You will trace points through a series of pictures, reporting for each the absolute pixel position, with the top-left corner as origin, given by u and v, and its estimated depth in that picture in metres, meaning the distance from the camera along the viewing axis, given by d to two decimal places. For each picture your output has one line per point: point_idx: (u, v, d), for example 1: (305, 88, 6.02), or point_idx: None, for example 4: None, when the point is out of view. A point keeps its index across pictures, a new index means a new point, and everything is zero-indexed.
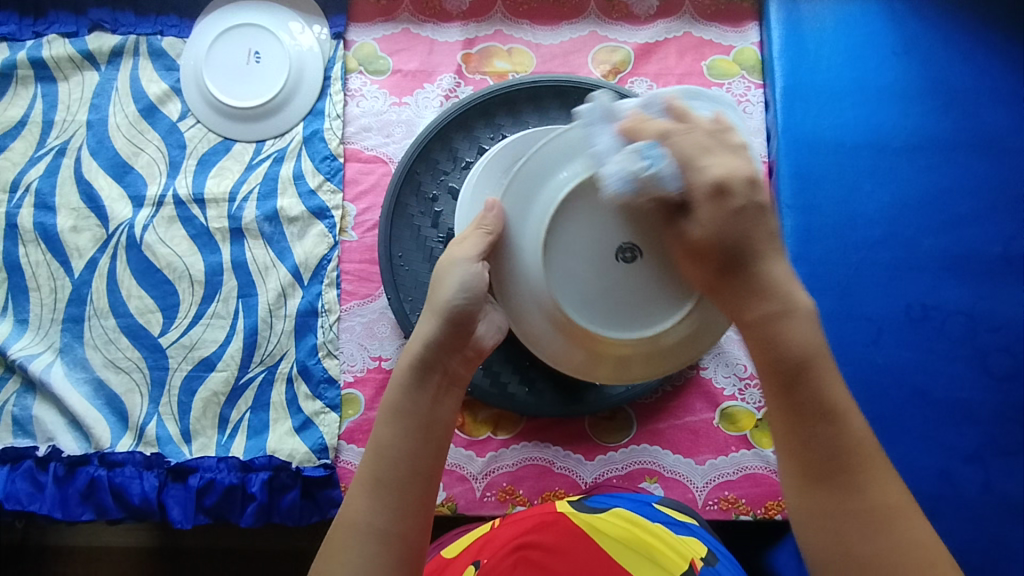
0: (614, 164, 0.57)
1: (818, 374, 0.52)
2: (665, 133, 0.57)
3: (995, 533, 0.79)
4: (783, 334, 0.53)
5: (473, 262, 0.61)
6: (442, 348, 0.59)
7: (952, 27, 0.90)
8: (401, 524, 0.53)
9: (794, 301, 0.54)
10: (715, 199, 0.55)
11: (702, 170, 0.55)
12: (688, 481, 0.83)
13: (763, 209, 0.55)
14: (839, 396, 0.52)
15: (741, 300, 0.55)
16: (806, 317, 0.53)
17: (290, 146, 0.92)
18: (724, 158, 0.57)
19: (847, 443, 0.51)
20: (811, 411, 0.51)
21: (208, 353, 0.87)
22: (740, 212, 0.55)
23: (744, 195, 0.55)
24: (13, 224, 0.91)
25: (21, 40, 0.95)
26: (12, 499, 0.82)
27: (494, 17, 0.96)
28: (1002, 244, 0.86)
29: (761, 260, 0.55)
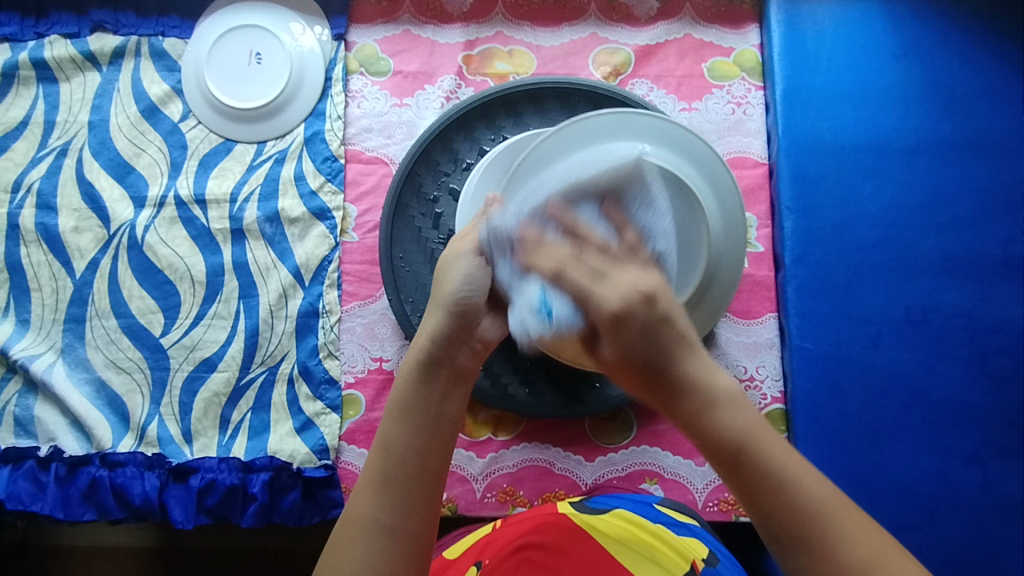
0: (515, 317, 0.55)
1: (757, 455, 0.49)
2: (556, 272, 0.53)
3: (993, 534, 0.79)
4: (714, 424, 0.50)
5: (477, 254, 0.59)
6: (449, 341, 0.58)
7: (953, 29, 0.90)
8: (408, 521, 0.53)
9: (716, 387, 0.52)
10: (615, 328, 0.51)
11: (599, 305, 0.51)
12: (688, 483, 0.83)
13: (669, 316, 0.51)
14: (788, 468, 0.49)
15: (670, 410, 0.52)
16: (733, 399, 0.51)
17: (292, 147, 0.92)
18: (618, 280, 0.52)
19: (807, 508, 0.48)
20: (760, 493, 0.49)
21: (209, 353, 0.87)
22: (645, 331, 0.51)
23: (645, 315, 0.51)
24: (15, 224, 0.91)
25: (23, 41, 0.95)
26: (14, 499, 0.82)
27: (495, 18, 0.96)
28: (1002, 246, 0.86)
29: (677, 363, 0.51)
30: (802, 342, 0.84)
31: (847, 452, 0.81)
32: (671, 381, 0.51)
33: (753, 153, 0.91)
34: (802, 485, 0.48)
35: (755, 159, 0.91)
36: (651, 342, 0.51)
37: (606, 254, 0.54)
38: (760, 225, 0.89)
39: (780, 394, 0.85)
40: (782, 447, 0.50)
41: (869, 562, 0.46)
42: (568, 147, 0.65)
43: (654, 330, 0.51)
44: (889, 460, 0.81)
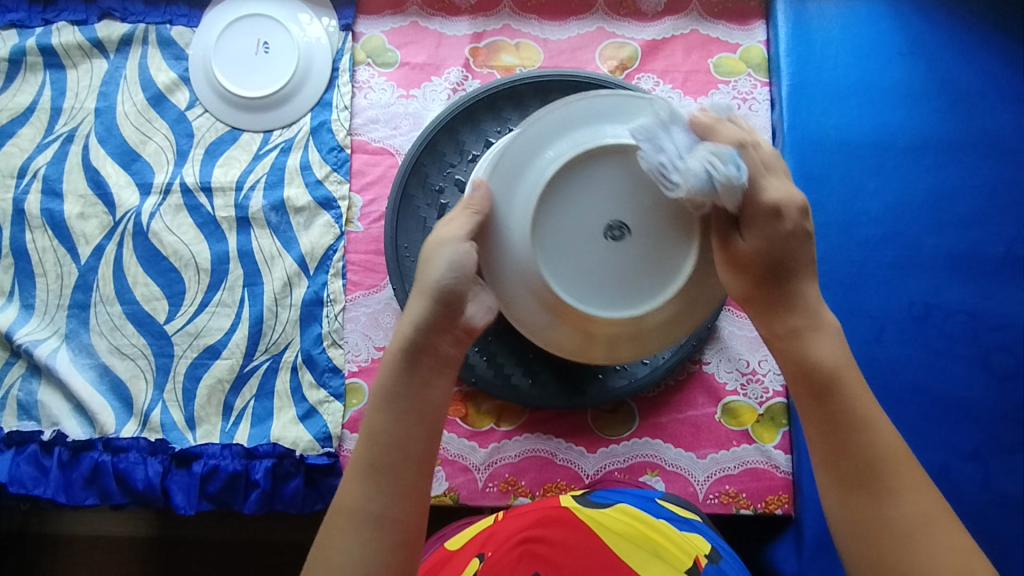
0: (699, 160, 0.54)
1: (846, 388, 0.56)
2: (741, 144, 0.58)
3: (994, 530, 0.79)
4: (813, 348, 0.57)
5: (461, 241, 0.58)
6: (431, 330, 0.57)
7: (958, 28, 0.91)
8: (395, 509, 0.54)
9: (824, 316, 0.59)
10: (770, 219, 0.57)
11: (763, 192, 0.57)
12: (689, 475, 0.83)
13: (808, 231, 0.58)
14: (868, 410, 0.56)
15: (777, 317, 0.59)
16: (834, 335, 0.58)
17: (298, 137, 0.92)
18: (779, 183, 0.59)
19: (878, 452, 0.54)
20: (841, 423, 0.55)
21: (213, 340, 0.87)
22: (787, 235, 0.57)
23: (794, 222, 0.57)
24: (21, 210, 0.91)
25: (31, 27, 0.96)
26: (16, 483, 0.82)
27: (503, 11, 0.96)
28: (1005, 245, 0.86)
29: (798, 279, 0.59)
30: None
31: None
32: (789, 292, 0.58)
33: None
34: (881, 432, 0.55)
35: None
36: (787, 244, 0.57)
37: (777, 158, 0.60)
38: None
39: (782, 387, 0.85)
40: (866, 393, 0.57)
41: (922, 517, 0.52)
42: (556, 131, 0.63)
43: (794, 232, 0.57)
44: None
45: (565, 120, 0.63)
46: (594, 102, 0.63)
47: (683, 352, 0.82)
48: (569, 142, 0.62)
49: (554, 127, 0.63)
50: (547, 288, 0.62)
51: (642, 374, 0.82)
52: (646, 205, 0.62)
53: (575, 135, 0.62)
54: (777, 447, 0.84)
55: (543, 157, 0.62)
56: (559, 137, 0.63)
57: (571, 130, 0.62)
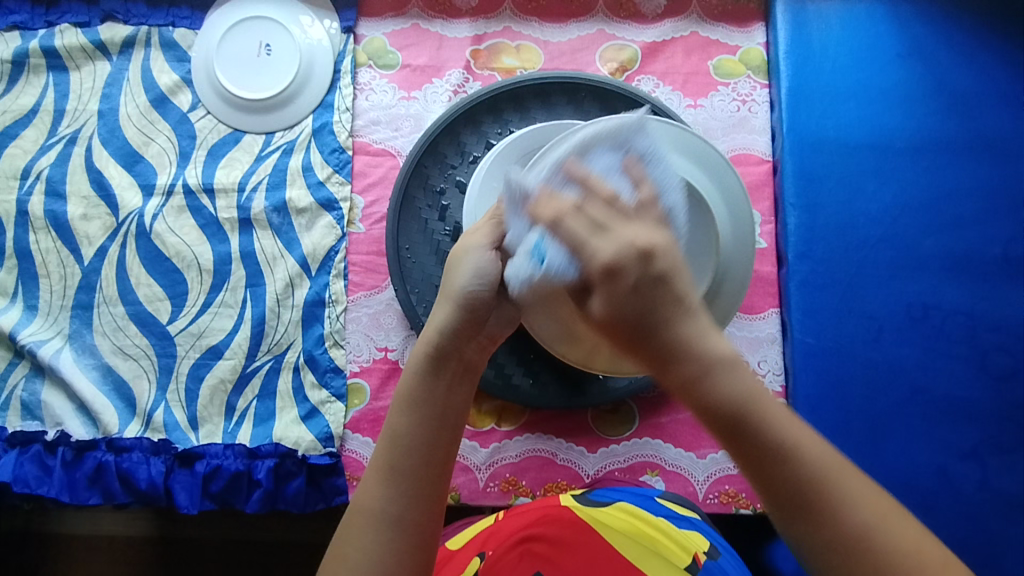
0: (513, 267, 0.53)
1: (759, 419, 0.47)
2: (554, 220, 0.50)
3: (990, 530, 0.80)
4: (713, 390, 0.47)
5: (487, 249, 0.59)
6: (457, 336, 0.58)
7: (957, 30, 0.91)
8: (414, 512, 0.53)
9: (713, 350, 0.48)
10: (608, 282, 0.48)
11: (593, 256, 0.48)
12: (689, 475, 0.84)
13: (661, 271, 0.48)
14: (787, 432, 0.47)
15: (666, 373, 0.49)
16: (732, 363, 0.48)
17: (300, 138, 0.93)
18: (614, 236, 0.49)
19: (809, 479, 0.46)
20: (761, 459, 0.47)
21: (216, 341, 0.88)
22: (636, 287, 0.48)
23: (641, 272, 0.48)
24: (24, 211, 0.92)
25: (33, 29, 0.96)
26: (20, 482, 0.83)
27: (504, 13, 0.97)
28: (1002, 246, 0.87)
29: (668, 326, 0.48)
30: (803, 337, 0.85)
31: (848, 446, 0.82)
32: (661, 344, 0.48)
33: (756, 151, 0.92)
34: (808, 448, 0.46)
35: (760, 155, 0.92)
36: (638, 299, 0.48)
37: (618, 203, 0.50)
38: (763, 222, 0.90)
39: (782, 387, 0.85)
40: (783, 411, 0.48)
41: (870, 528, 0.45)
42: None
43: (644, 285, 0.48)
44: (887, 454, 0.82)
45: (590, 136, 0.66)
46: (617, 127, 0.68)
47: None
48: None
49: None
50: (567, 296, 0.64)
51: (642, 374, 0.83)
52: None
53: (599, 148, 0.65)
54: None
55: None
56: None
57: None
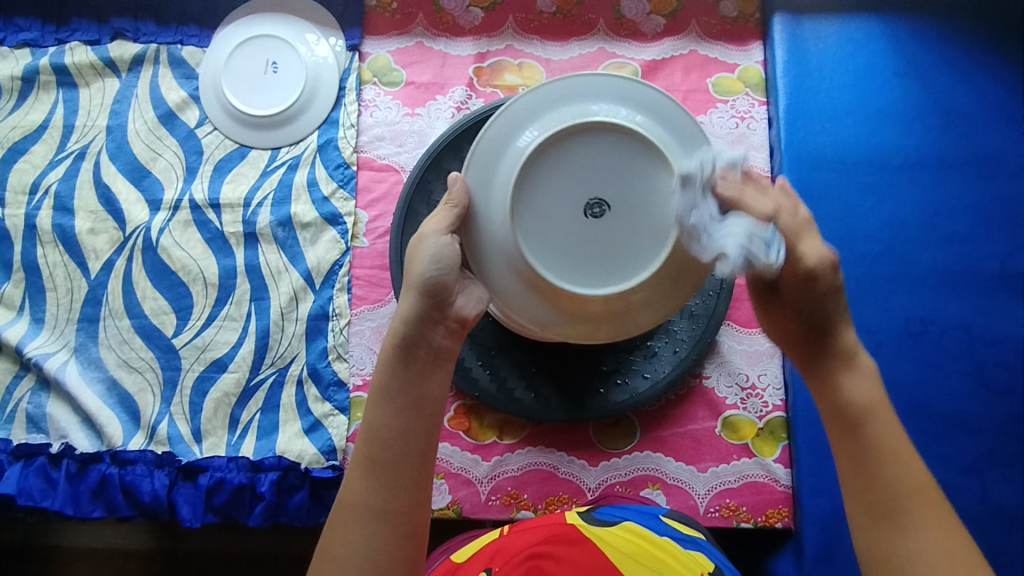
0: (738, 245, 0.59)
1: (876, 424, 0.57)
2: (774, 213, 0.60)
3: (991, 544, 0.80)
4: (847, 386, 0.59)
5: (441, 234, 0.61)
6: (422, 322, 0.59)
7: (952, 49, 0.93)
8: (399, 502, 0.55)
9: (860, 360, 0.61)
10: (805, 283, 0.60)
11: (803, 256, 0.59)
12: (690, 489, 0.84)
13: (840, 285, 0.60)
14: (896, 446, 0.56)
15: (816, 366, 0.61)
16: (869, 375, 0.60)
17: (305, 153, 0.94)
18: (814, 242, 0.61)
19: (904, 484, 0.54)
20: (869, 456, 0.56)
21: (220, 354, 0.89)
22: (822, 294, 0.60)
23: (830, 279, 0.60)
24: (33, 225, 0.93)
25: (44, 46, 0.98)
26: (25, 495, 0.83)
27: (506, 32, 0.98)
28: (999, 262, 0.88)
29: (835, 329, 0.61)
30: None
31: None
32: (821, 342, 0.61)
33: (755, 167, 0.94)
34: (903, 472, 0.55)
35: (758, 172, 0.93)
36: (817, 301, 0.60)
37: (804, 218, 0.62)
38: None
39: (782, 401, 0.86)
40: (900, 431, 0.57)
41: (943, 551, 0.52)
42: (528, 117, 0.63)
43: (825, 291, 0.60)
44: None
45: (543, 107, 0.63)
46: (573, 82, 0.64)
47: (683, 366, 0.83)
48: (549, 121, 0.63)
49: (532, 113, 0.64)
50: (529, 270, 0.62)
51: (644, 388, 0.83)
52: (625, 180, 0.62)
53: (551, 118, 0.63)
54: (777, 461, 0.85)
55: (517, 144, 0.63)
56: (532, 122, 0.63)
57: (545, 114, 0.63)
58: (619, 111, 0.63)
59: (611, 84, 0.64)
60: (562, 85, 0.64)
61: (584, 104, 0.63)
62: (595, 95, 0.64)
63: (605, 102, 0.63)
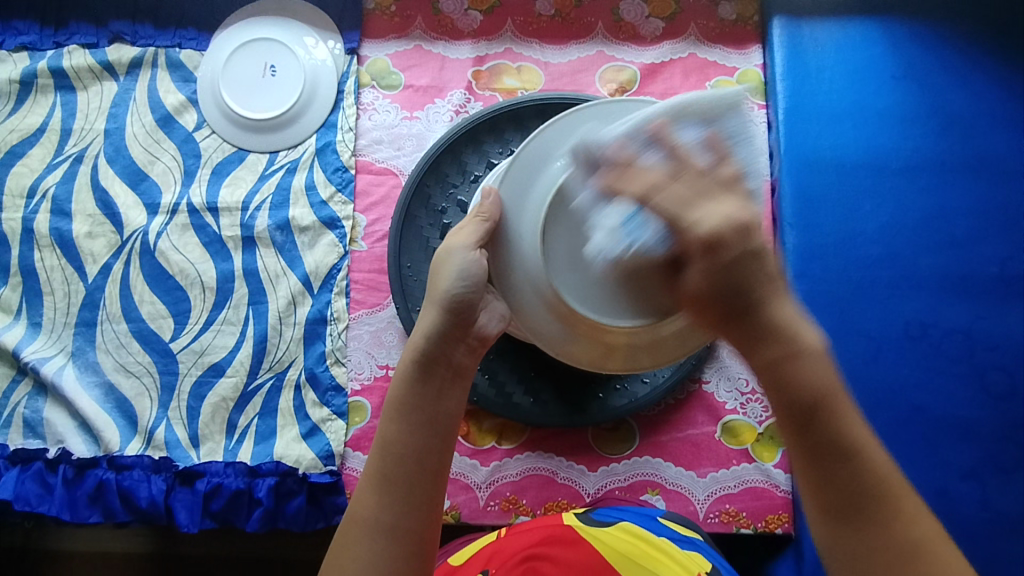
0: (597, 240, 0.51)
1: (834, 412, 0.46)
2: (645, 193, 0.48)
3: (992, 549, 0.79)
4: (799, 376, 0.46)
5: (470, 249, 0.59)
6: (444, 339, 0.57)
7: (952, 51, 0.93)
8: (409, 519, 0.53)
9: (802, 335, 0.47)
10: (707, 253, 0.46)
11: (693, 226, 0.46)
12: (689, 494, 0.84)
13: (754, 238, 0.46)
14: (858, 433, 0.46)
15: (749, 352, 0.47)
16: (818, 352, 0.47)
17: (303, 157, 0.94)
18: (720, 205, 0.46)
19: (872, 479, 0.45)
20: (828, 454, 0.46)
21: (218, 359, 0.88)
22: (735, 261, 0.46)
23: (740, 244, 0.45)
24: (30, 229, 0.92)
25: (42, 50, 0.97)
26: (21, 500, 0.83)
27: (505, 35, 0.98)
28: (1000, 265, 0.87)
29: (763, 302, 0.47)
30: None
31: None
32: (753, 320, 0.47)
33: None
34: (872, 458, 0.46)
35: None
36: (737, 272, 0.46)
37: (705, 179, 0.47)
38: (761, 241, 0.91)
39: None
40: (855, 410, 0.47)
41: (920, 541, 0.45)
42: (566, 140, 0.61)
43: (742, 257, 0.45)
44: None
45: (584, 128, 0.61)
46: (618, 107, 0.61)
47: (682, 371, 0.83)
48: None
49: (572, 134, 0.61)
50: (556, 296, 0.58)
51: (643, 394, 0.83)
52: None
53: (592, 139, 0.60)
54: (777, 466, 0.84)
55: (554, 163, 0.60)
56: (570, 143, 0.60)
57: (585, 136, 0.60)
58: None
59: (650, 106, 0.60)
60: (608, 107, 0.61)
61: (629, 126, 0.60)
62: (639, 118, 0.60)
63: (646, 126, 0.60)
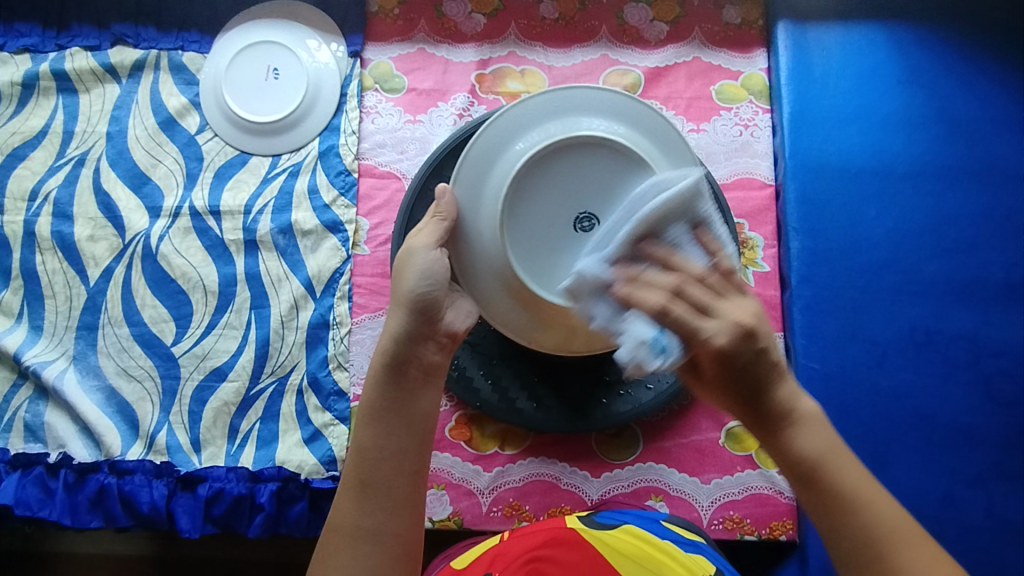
0: (625, 353, 0.54)
1: (835, 474, 0.50)
2: (662, 310, 0.53)
3: (996, 557, 0.79)
4: (795, 444, 0.52)
5: (431, 249, 0.62)
6: (412, 339, 0.59)
7: (957, 56, 0.92)
8: (392, 523, 0.54)
9: (802, 408, 0.53)
10: (717, 358, 0.52)
11: (708, 340, 0.52)
12: (693, 500, 0.83)
13: (761, 336, 0.52)
14: (861, 492, 0.50)
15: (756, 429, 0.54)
16: (816, 422, 0.52)
17: (306, 160, 0.94)
18: (723, 311, 0.53)
19: (879, 533, 0.49)
20: (832, 512, 0.50)
21: (220, 363, 0.88)
22: (743, 357, 0.52)
23: (745, 344, 0.52)
24: (32, 232, 0.92)
25: (44, 52, 0.97)
26: (22, 505, 0.83)
27: (508, 38, 0.98)
28: (1005, 271, 0.87)
29: (767, 387, 0.53)
30: (808, 362, 0.85)
31: None
32: (757, 401, 0.53)
33: (759, 175, 0.93)
34: (879, 514, 0.49)
35: (762, 179, 0.93)
36: (742, 367, 0.52)
37: (709, 288, 0.55)
38: (766, 245, 0.90)
39: None
40: (857, 468, 0.51)
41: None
42: (515, 132, 0.67)
43: (749, 354, 0.52)
44: (893, 481, 0.81)
45: (530, 120, 0.67)
46: (559, 98, 0.67)
47: None
48: (535, 135, 0.66)
49: (520, 127, 0.67)
50: (517, 281, 0.66)
51: (647, 400, 0.82)
52: (611, 196, 0.65)
53: (540, 132, 0.67)
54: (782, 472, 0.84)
55: (507, 157, 0.67)
56: (520, 136, 0.67)
57: (534, 128, 0.67)
58: (599, 124, 0.67)
59: (598, 97, 0.68)
60: (551, 98, 0.68)
61: (573, 118, 0.67)
62: (580, 109, 0.67)
63: (585, 117, 0.67)
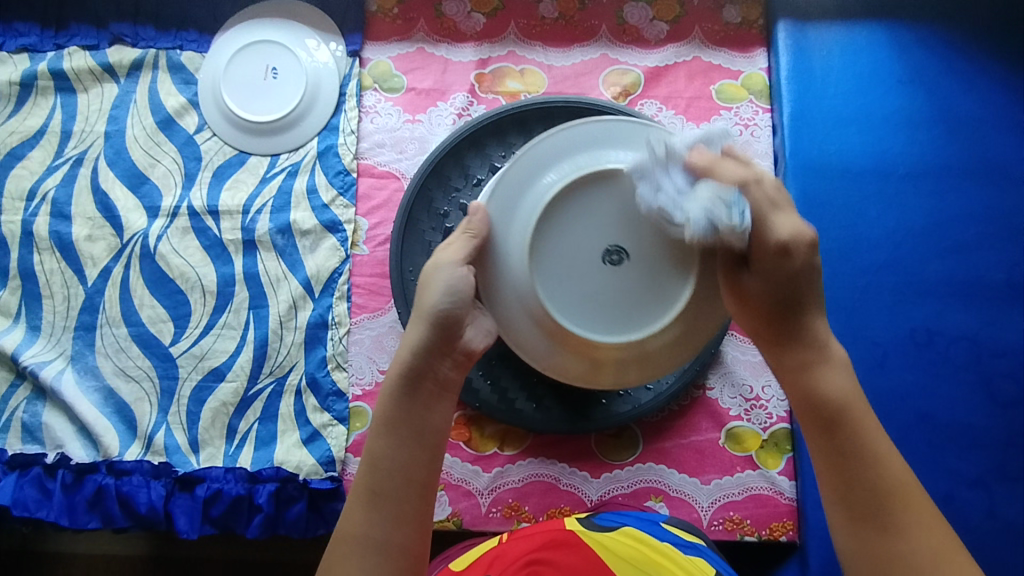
0: (699, 208, 0.59)
1: (856, 417, 0.58)
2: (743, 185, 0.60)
3: (997, 558, 0.79)
4: (822, 379, 0.59)
5: (458, 265, 0.62)
6: (430, 353, 0.60)
7: (958, 56, 0.92)
8: (399, 533, 0.56)
9: (832, 349, 0.61)
10: (778, 257, 0.60)
11: (773, 229, 0.60)
12: (693, 501, 0.83)
13: (817, 266, 0.60)
14: (876, 441, 0.57)
15: (788, 352, 0.62)
16: (844, 365, 0.60)
17: (305, 160, 0.93)
18: (792, 216, 0.61)
19: (889, 480, 0.55)
20: (849, 455, 0.57)
21: (218, 363, 0.88)
22: (797, 272, 0.60)
23: (804, 259, 0.60)
24: (30, 232, 0.92)
25: (42, 51, 0.97)
26: (20, 505, 0.82)
27: (507, 38, 0.97)
28: (1007, 271, 0.87)
29: (806, 314, 0.61)
30: None
31: None
32: (797, 327, 0.61)
33: None
34: (889, 466, 0.56)
35: None
36: (791, 281, 0.60)
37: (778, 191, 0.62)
38: None
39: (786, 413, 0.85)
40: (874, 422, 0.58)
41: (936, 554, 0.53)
42: (549, 160, 0.66)
43: (804, 267, 0.60)
44: None
45: (563, 149, 0.66)
46: (593, 128, 0.67)
47: (687, 376, 0.82)
48: (569, 166, 0.65)
49: (554, 155, 0.66)
50: (545, 314, 0.65)
51: (646, 400, 0.82)
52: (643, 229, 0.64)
53: (573, 163, 0.65)
54: (782, 473, 0.84)
55: (539, 185, 0.65)
56: (553, 165, 0.66)
57: (567, 158, 0.66)
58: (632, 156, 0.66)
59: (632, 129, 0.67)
60: (586, 129, 0.67)
61: (604, 150, 0.66)
62: (613, 140, 0.66)
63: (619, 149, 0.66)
